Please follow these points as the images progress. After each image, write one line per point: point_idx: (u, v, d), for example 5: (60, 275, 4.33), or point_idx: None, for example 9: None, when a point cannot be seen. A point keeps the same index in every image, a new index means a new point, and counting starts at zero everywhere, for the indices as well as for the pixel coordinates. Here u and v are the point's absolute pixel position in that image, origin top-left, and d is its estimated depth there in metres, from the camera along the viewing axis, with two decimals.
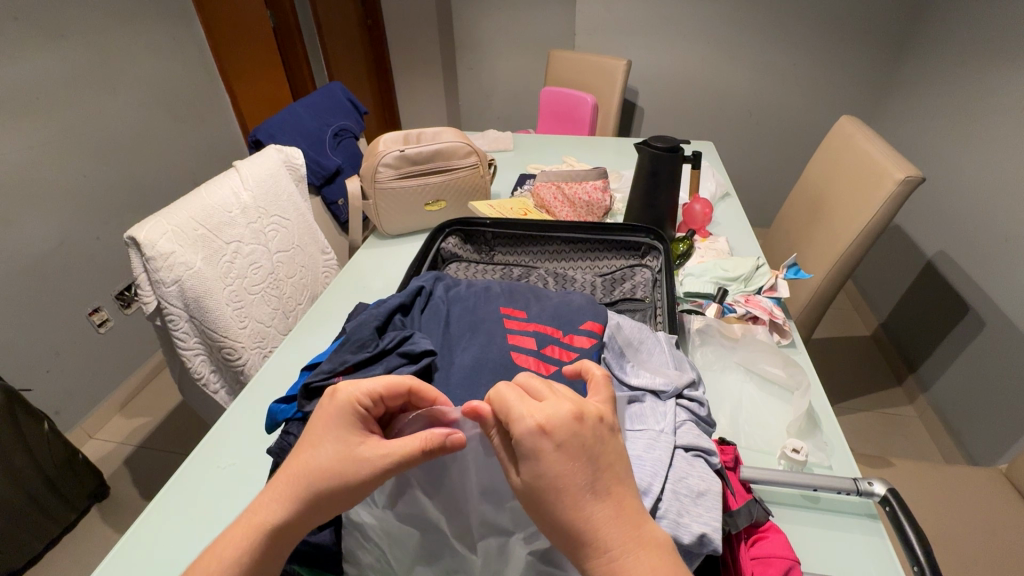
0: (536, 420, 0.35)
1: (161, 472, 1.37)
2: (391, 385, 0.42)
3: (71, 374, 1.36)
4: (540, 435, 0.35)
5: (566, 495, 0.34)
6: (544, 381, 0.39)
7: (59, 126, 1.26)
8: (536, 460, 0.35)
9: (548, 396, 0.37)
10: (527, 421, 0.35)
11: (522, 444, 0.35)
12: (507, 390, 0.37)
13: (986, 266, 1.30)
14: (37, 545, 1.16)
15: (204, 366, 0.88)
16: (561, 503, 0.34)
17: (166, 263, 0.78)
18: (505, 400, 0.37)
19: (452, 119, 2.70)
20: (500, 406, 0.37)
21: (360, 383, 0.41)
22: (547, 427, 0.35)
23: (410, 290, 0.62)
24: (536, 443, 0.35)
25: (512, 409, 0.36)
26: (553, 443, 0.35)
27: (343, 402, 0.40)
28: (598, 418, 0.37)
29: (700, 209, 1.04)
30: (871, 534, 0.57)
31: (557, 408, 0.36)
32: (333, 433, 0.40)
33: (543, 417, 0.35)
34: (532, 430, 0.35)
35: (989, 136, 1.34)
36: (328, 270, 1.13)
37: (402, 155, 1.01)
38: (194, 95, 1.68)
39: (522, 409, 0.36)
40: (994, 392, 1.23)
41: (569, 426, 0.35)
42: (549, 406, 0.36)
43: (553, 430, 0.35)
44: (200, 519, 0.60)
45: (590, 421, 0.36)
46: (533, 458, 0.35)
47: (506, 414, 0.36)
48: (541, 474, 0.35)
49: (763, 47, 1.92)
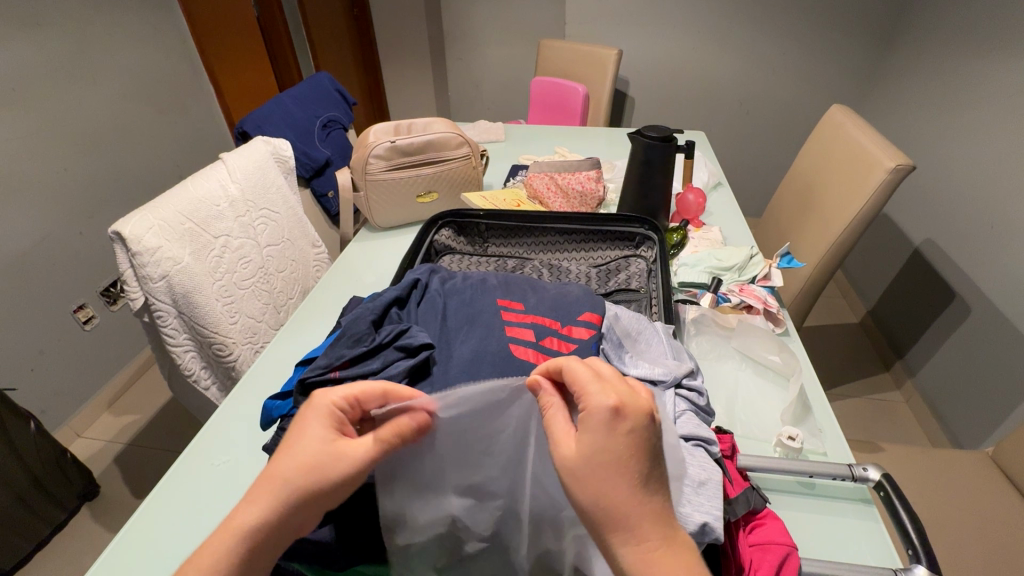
0: (612, 401, 0.35)
1: (152, 470, 1.36)
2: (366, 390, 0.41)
3: (56, 372, 1.33)
4: (613, 416, 0.35)
5: (619, 476, 0.34)
6: (615, 371, 0.39)
7: (37, 118, 1.22)
8: (602, 437, 0.35)
9: (618, 383, 0.37)
10: (603, 401, 0.35)
11: (593, 420, 0.35)
12: (584, 369, 0.37)
13: (972, 254, 1.32)
14: (26, 545, 1.14)
15: (195, 363, 0.87)
16: (611, 481, 0.34)
17: (153, 258, 0.76)
18: (582, 377, 0.37)
19: (442, 110, 2.67)
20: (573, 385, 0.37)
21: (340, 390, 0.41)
22: (620, 410, 0.35)
23: (405, 283, 0.61)
24: (609, 423, 0.35)
25: (594, 389, 0.36)
26: (626, 426, 0.35)
27: (321, 407, 0.40)
28: (658, 418, 0.37)
29: (693, 198, 1.05)
30: (864, 518, 0.58)
31: (633, 397, 0.36)
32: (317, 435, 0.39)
33: (620, 400, 0.35)
34: (608, 410, 0.35)
35: (976, 124, 1.35)
36: (320, 264, 1.11)
37: (393, 146, 1.00)
38: (176, 86, 1.64)
39: (599, 390, 0.36)
40: (979, 377, 1.26)
41: (642, 416, 0.35)
42: (625, 392, 0.36)
43: (626, 414, 0.35)
44: (194, 520, 0.59)
45: (657, 418, 0.37)
46: (600, 435, 0.35)
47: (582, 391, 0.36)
48: (603, 450, 0.35)
49: (753, 37, 1.92)
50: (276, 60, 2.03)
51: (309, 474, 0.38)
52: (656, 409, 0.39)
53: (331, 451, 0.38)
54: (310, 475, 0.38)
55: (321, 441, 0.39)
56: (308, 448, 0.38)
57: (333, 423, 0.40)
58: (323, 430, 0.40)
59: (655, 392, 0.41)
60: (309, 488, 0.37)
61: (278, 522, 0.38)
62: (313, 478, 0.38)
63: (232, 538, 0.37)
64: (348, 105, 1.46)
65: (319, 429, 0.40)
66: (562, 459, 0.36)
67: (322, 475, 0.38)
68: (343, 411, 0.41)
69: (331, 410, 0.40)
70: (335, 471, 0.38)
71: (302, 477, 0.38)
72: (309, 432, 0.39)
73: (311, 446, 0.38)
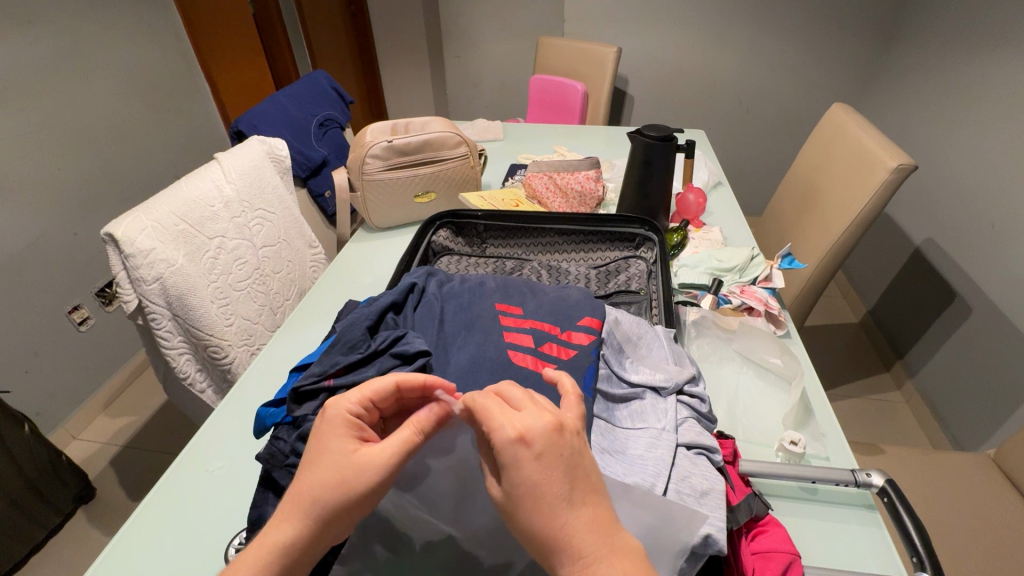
0: (515, 430, 0.34)
1: (149, 472, 1.35)
2: (377, 390, 0.40)
3: (51, 374, 1.32)
4: (519, 445, 0.34)
5: (541, 504, 0.34)
6: (523, 391, 0.38)
7: (30, 117, 1.20)
8: (516, 469, 0.34)
9: (527, 405, 0.37)
10: (506, 431, 0.35)
11: (502, 454, 0.34)
12: (487, 400, 0.36)
13: (973, 254, 1.31)
14: (21, 549, 1.13)
15: (190, 366, 0.86)
16: (537, 510, 0.34)
17: (146, 261, 0.75)
18: (482, 410, 0.36)
19: (440, 108, 2.65)
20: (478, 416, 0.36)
21: (348, 396, 0.40)
22: (526, 436, 0.34)
23: (402, 287, 0.61)
24: (515, 452, 0.34)
25: (493, 418, 0.35)
26: (532, 452, 0.34)
27: (335, 416, 0.39)
28: (574, 430, 0.37)
29: (693, 198, 1.04)
30: (868, 524, 0.57)
31: (536, 418, 0.35)
32: (337, 445, 0.38)
33: (522, 427, 0.34)
34: (511, 440, 0.34)
35: (978, 122, 1.34)
36: (316, 265, 1.10)
37: (389, 145, 0.99)
38: (171, 85, 1.63)
39: (501, 419, 0.35)
40: (980, 377, 1.25)
41: (547, 437, 0.34)
42: (528, 416, 0.35)
43: (531, 439, 0.34)
44: (187, 526, 0.58)
45: (568, 432, 0.36)
46: (512, 466, 0.34)
47: (484, 424, 0.35)
48: (519, 481, 0.34)
49: (754, 34, 1.90)
50: (272, 58, 2.01)
51: (333, 485, 0.37)
52: (579, 421, 0.38)
53: (353, 460, 0.37)
54: (336, 487, 0.37)
55: (342, 449, 0.38)
56: (329, 458, 0.38)
57: (352, 430, 0.40)
58: (342, 438, 0.39)
59: (575, 397, 0.40)
60: (335, 500, 0.36)
61: (308, 538, 0.37)
62: (340, 490, 0.37)
63: (263, 558, 0.36)
64: (345, 104, 1.45)
65: (337, 438, 0.38)
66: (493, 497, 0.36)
67: (348, 485, 0.37)
68: (361, 415, 0.40)
69: (348, 417, 0.39)
70: (361, 479, 0.37)
71: (328, 489, 0.37)
72: (328, 442, 0.38)
73: (331, 456, 0.38)
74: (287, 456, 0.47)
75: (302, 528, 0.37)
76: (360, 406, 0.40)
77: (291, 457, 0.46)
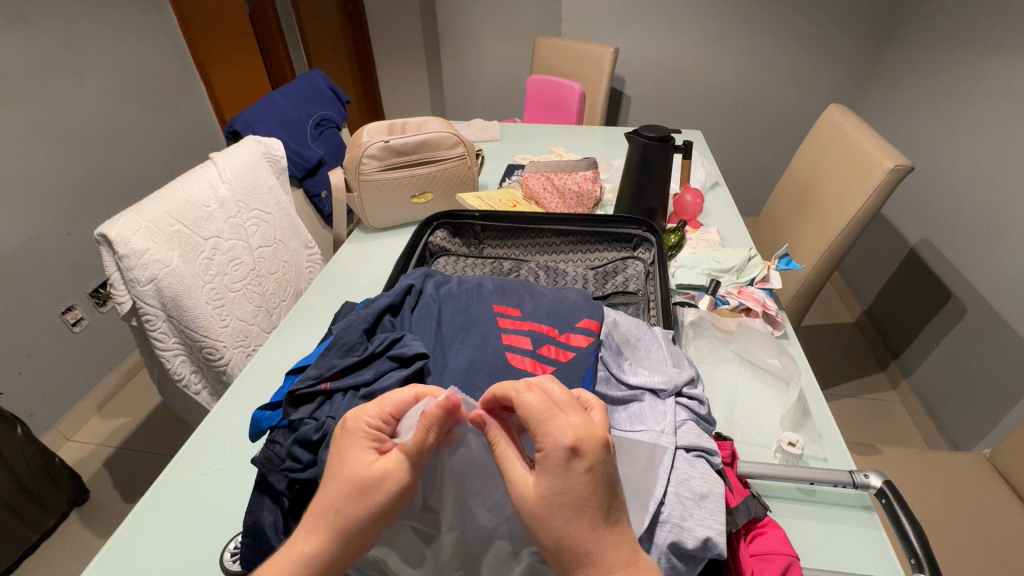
0: (569, 440, 0.34)
1: (144, 474, 1.34)
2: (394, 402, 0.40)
3: (45, 374, 1.31)
4: (571, 455, 0.34)
5: (580, 515, 0.34)
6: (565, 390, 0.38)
7: (23, 117, 1.19)
8: (561, 478, 0.34)
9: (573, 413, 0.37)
10: (560, 441, 0.35)
11: (551, 462, 0.35)
12: (533, 398, 0.36)
13: (968, 253, 1.32)
14: (14, 552, 1.12)
15: (185, 367, 0.85)
16: (572, 522, 0.34)
17: (141, 262, 0.74)
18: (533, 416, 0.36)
19: (436, 108, 2.64)
20: (525, 418, 0.37)
21: (366, 409, 0.40)
22: (578, 448, 0.34)
23: (399, 289, 0.60)
24: (567, 461, 0.34)
25: (545, 426, 0.35)
26: (583, 464, 0.34)
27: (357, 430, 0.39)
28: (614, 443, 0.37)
29: (691, 199, 1.04)
30: (866, 525, 0.57)
31: (589, 430, 0.35)
32: (360, 459, 0.37)
33: (575, 436, 0.34)
34: (564, 448, 0.34)
35: (974, 123, 1.35)
36: (312, 265, 1.10)
37: (386, 146, 0.98)
38: (166, 84, 1.62)
39: (554, 425, 0.35)
40: (974, 376, 1.26)
41: (599, 450, 0.35)
42: (580, 423, 0.35)
43: (584, 452, 0.34)
44: (181, 531, 0.57)
45: (612, 445, 0.36)
46: (560, 475, 0.34)
47: (537, 429, 0.36)
48: (564, 491, 0.34)
49: (750, 35, 1.91)
50: (268, 57, 2.00)
51: (352, 495, 0.37)
52: (607, 429, 0.39)
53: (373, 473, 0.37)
54: (356, 500, 0.36)
55: (362, 461, 0.37)
56: (353, 471, 0.37)
57: (374, 442, 0.39)
58: (365, 452, 0.38)
59: (601, 410, 0.40)
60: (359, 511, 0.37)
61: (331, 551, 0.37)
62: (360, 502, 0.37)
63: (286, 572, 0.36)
64: (341, 103, 1.44)
65: (358, 450, 0.38)
66: (524, 498, 0.36)
67: (367, 499, 0.37)
68: (381, 426, 0.40)
69: (368, 428, 0.39)
70: (381, 492, 0.37)
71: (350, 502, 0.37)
72: (348, 454, 0.38)
73: (354, 470, 0.37)
74: (283, 459, 0.46)
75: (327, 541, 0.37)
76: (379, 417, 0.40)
77: (287, 460, 0.46)
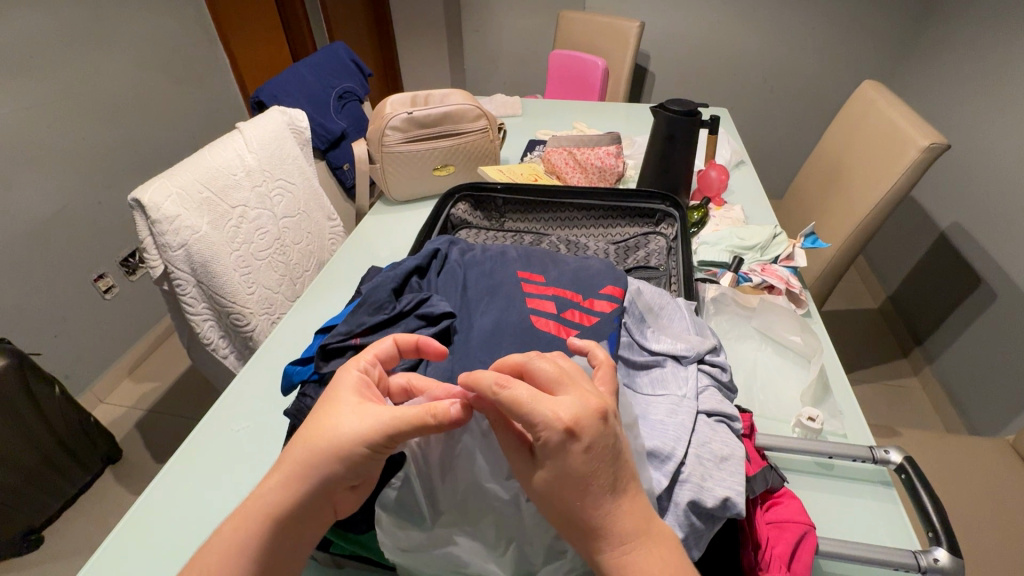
0: (565, 421, 0.34)
1: (172, 436, 1.39)
2: (381, 348, 0.44)
3: (79, 338, 1.36)
4: (568, 437, 0.34)
5: (588, 490, 0.35)
6: (557, 367, 0.38)
7: (54, 87, 1.22)
8: (563, 459, 0.35)
9: (568, 390, 0.36)
10: (554, 425, 0.34)
11: (549, 444, 0.35)
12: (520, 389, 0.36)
13: (1000, 238, 1.28)
14: (53, 505, 1.18)
15: (213, 332, 0.88)
16: (582, 497, 0.35)
17: (172, 227, 0.76)
18: (521, 402, 0.35)
19: (457, 84, 2.62)
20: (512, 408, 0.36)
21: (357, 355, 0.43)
22: (575, 428, 0.34)
23: (425, 252, 0.61)
24: (564, 443, 0.34)
25: (537, 409, 0.35)
26: (581, 446, 0.34)
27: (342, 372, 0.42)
28: (614, 414, 0.37)
29: (716, 174, 1.03)
30: (884, 499, 0.57)
31: (583, 404, 0.35)
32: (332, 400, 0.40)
33: (572, 417, 0.34)
34: (560, 433, 0.34)
35: (1016, 102, 1.29)
36: (335, 237, 1.11)
37: (410, 117, 0.99)
38: (191, 55, 1.63)
39: (546, 410, 0.35)
40: (1000, 363, 1.23)
41: (597, 428, 0.34)
42: (575, 403, 0.35)
43: (581, 431, 0.34)
44: (216, 483, 0.60)
45: (612, 419, 0.36)
46: (560, 456, 0.35)
47: (527, 418, 0.35)
48: (566, 470, 0.35)
49: (781, 9, 1.84)
50: (289, 30, 2.00)
51: (311, 437, 0.38)
52: (610, 393, 0.40)
53: (337, 417, 0.39)
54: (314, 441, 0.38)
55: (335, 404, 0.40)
56: (322, 413, 0.40)
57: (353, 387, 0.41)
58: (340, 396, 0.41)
59: (609, 368, 0.41)
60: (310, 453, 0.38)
61: (279, 493, 0.38)
62: (320, 442, 0.38)
63: (250, 511, 0.38)
64: (364, 76, 1.44)
65: (332, 393, 0.41)
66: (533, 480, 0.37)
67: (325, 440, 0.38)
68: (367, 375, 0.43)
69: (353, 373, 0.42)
70: (336, 436, 0.38)
71: (306, 444, 0.38)
72: (325, 395, 0.41)
73: (324, 410, 0.40)
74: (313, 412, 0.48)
75: (279, 479, 0.38)
76: (370, 363, 0.43)
77: None
